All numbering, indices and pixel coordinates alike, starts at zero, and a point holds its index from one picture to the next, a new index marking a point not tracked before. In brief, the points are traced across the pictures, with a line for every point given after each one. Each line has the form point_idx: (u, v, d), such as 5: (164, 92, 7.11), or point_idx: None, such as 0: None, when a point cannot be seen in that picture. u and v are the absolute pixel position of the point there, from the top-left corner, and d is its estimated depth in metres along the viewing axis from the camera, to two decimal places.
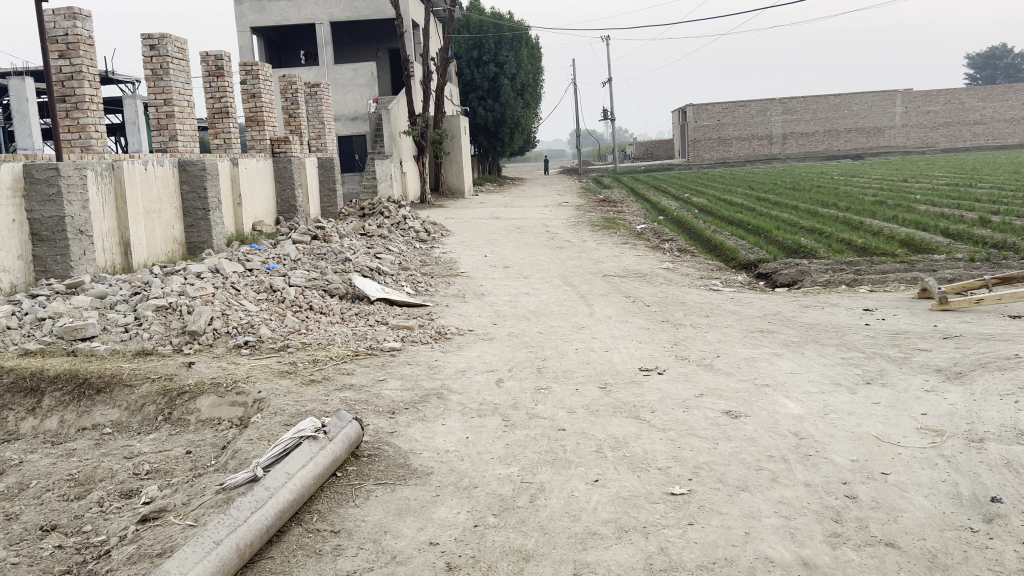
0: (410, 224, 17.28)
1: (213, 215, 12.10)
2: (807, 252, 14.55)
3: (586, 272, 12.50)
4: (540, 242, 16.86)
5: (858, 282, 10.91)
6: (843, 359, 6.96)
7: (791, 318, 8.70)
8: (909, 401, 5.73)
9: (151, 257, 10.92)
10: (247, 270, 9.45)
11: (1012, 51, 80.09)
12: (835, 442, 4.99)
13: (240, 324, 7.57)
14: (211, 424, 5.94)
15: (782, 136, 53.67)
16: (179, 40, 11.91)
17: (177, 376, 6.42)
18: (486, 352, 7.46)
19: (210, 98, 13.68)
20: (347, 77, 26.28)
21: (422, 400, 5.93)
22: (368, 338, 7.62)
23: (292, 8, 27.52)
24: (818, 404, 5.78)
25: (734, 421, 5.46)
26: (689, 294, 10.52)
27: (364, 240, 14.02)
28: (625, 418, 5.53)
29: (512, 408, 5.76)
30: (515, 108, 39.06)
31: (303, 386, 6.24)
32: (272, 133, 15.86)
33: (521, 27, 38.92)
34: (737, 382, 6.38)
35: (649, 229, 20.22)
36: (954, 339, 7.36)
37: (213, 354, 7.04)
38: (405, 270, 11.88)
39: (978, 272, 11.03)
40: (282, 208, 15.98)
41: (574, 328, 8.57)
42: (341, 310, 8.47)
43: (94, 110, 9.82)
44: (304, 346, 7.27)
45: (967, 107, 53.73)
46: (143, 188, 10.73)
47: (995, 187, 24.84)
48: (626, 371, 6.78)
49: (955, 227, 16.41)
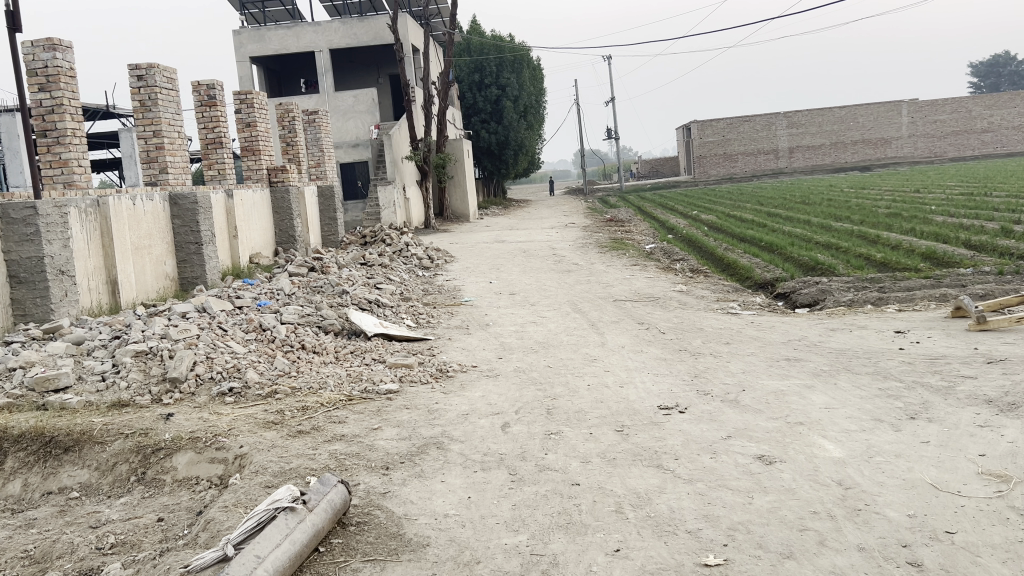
0: (413, 251, 16.77)
1: (206, 249, 11.58)
2: (826, 268, 13.99)
3: (596, 297, 11.93)
4: (547, 266, 16.27)
5: (884, 300, 10.32)
6: (880, 390, 6.35)
7: (819, 344, 8.10)
8: (963, 439, 5.12)
9: (141, 295, 10.39)
10: (237, 308, 8.91)
11: (1015, 59, 79.70)
12: (888, 494, 4.40)
13: (226, 369, 7.02)
14: (188, 484, 5.39)
15: (788, 150, 53.24)
16: (168, 70, 11.50)
17: (153, 430, 5.87)
18: (491, 392, 6.87)
19: (203, 129, 13.22)
20: (348, 104, 25.88)
21: (419, 452, 5.36)
22: (362, 380, 7.05)
23: (292, 36, 27.27)
24: (860, 444, 5.18)
25: (769, 468, 4.87)
26: (707, 318, 9.93)
27: (364, 270, 13.50)
28: (646, 468, 4.95)
29: (519, 459, 5.17)
30: (518, 130, 38.77)
31: (289, 438, 5.68)
32: (268, 162, 15.41)
33: (523, 48, 38.59)
34: (766, 421, 5.78)
35: (659, 248, 19.68)
36: (999, 364, 6.74)
37: (195, 404, 6.48)
38: (406, 301, 11.32)
39: (1012, 287, 10.40)
40: (280, 238, 15.49)
41: (585, 361, 7.98)
42: (336, 349, 7.92)
43: (77, 144, 9.35)
44: (293, 392, 6.71)
45: (974, 115, 53.05)
46: (131, 223, 10.23)
47: (1012, 196, 24.18)
48: (644, 411, 6.18)
49: (977, 238, 15.83)
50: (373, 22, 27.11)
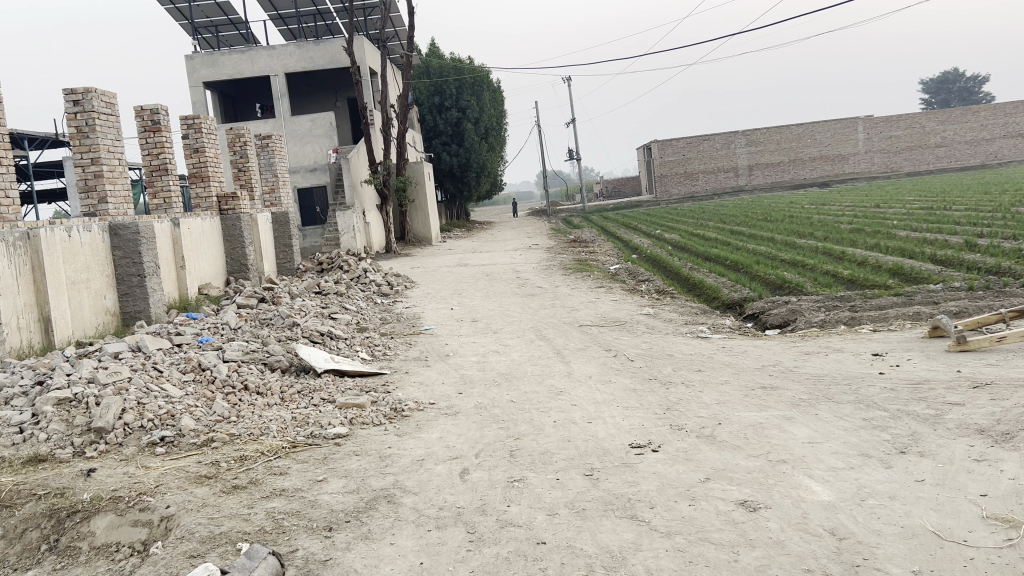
0: (371, 278, 16.21)
1: (149, 282, 10.89)
2: (793, 286, 13.73)
3: (561, 323, 11.48)
4: (510, 290, 15.79)
5: (858, 320, 9.99)
6: (865, 421, 5.93)
7: (794, 369, 7.70)
8: (961, 477, 4.71)
9: (78, 333, 9.67)
10: (175, 346, 8.29)
11: (964, 75, 81.51)
12: (888, 545, 3.97)
13: (158, 416, 6.40)
14: (106, 552, 4.78)
15: (747, 168, 53.56)
16: (107, 95, 10.91)
17: (70, 490, 5.27)
18: (450, 432, 6.34)
19: (147, 155, 12.56)
20: (305, 128, 25.25)
21: (367, 508, 4.81)
22: (308, 424, 6.49)
23: (246, 61, 26.63)
24: (850, 485, 4.74)
25: (754, 517, 4.41)
26: (677, 344, 9.49)
27: (318, 300, 12.88)
28: (619, 520, 4.47)
29: (478, 514, 4.65)
30: (479, 152, 38.48)
31: (222, 495, 5.11)
32: (218, 189, 14.75)
33: (483, 70, 38.32)
34: (747, 459, 5.33)
35: (624, 270, 19.31)
36: (986, 388, 6.37)
37: (121, 457, 5.88)
38: (362, 332, 10.75)
39: (986, 303, 10.12)
40: (231, 268, 14.81)
41: (551, 394, 7.46)
42: (283, 390, 7.35)
43: (3, 172, 8.67)
44: (232, 440, 6.15)
45: (927, 131, 53.83)
46: (66, 256, 9.52)
47: (971, 209, 24.25)
48: (614, 450, 5.71)
49: (943, 252, 15.67)
50: (329, 45, 26.59)
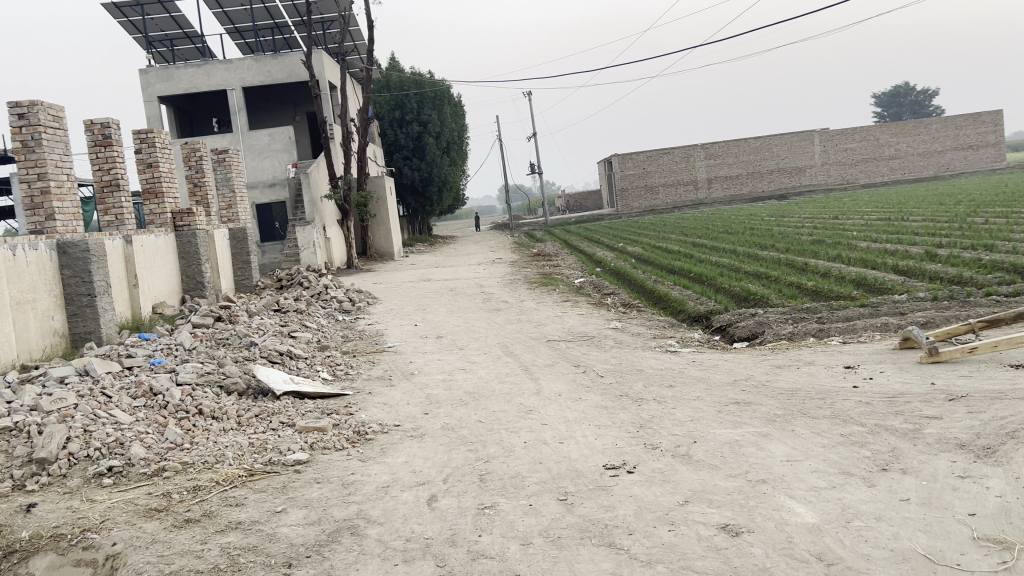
0: (332, 294, 15.85)
1: (100, 301, 10.43)
2: (759, 298, 13.70)
3: (527, 338, 11.25)
4: (474, 305, 15.52)
5: (826, 333, 9.92)
6: (843, 437, 5.79)
7: (767, 384, 7.56)
8: (946, 495, 4.57)
9: (24, 354, 9.20)
10: (125, 370, 7.89)
11: (914, 89, 83.31)
12: (878, 571, 3.79)
13: (106, 445, 6.05)
14: None
15: (707, 181, 53.95)
16: (54, 108, 10.48)
17: (7, 528, 4.90)
18: (416, 456, 6.08)
19: (97, 171, 12.11)
20: (264, 142, 24.77)
21: (330, 541, 4.53)
22: (267, 450, 6.18)
23: (202, 75, 26.06)
24: (834, 506, 4.57)
25: (737, 542, 4.22)
26: (645, 359, 9.30)
27: (276, 318, 12.49)
28: (597, 549, 4.25)
29: (448, 545, 4.39)
30: (441, 166, 38.24)
31: (173, 529, 4.79)
32: (172, 206, 14.29)
33: (443, 84, 38.13)
34: (724, 480, 5.15)
35: (588, 283, 19.16)
36: (961, 401, 6.29)
37: (64, 489, 5.51)
38: (323, 351, 10.41)
39: (953, 313, 10.09)
40: (187, 285, 14.35)
41: (520, 413, 7.22)
42: (239, 414, 7.01)
43: None
44: (185, 469, 5.82)
45: (882, 143, 54.77)
46: (10, 276, 9.07)
47: (928, 219, 24.54)
48: (589, 472, 5.49)
49: (904, 263, 15.75)
50: (286, 59, 26.21)
